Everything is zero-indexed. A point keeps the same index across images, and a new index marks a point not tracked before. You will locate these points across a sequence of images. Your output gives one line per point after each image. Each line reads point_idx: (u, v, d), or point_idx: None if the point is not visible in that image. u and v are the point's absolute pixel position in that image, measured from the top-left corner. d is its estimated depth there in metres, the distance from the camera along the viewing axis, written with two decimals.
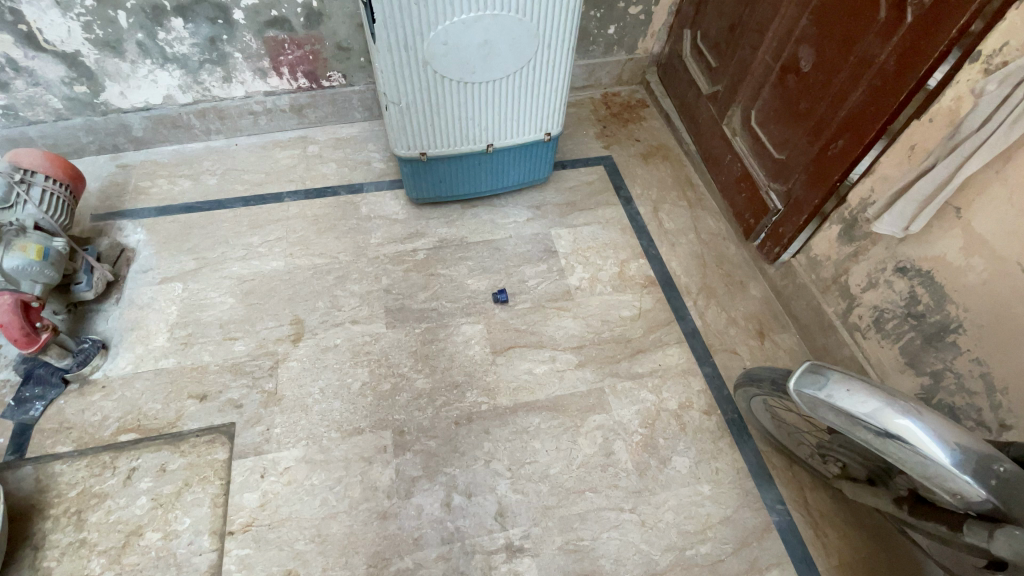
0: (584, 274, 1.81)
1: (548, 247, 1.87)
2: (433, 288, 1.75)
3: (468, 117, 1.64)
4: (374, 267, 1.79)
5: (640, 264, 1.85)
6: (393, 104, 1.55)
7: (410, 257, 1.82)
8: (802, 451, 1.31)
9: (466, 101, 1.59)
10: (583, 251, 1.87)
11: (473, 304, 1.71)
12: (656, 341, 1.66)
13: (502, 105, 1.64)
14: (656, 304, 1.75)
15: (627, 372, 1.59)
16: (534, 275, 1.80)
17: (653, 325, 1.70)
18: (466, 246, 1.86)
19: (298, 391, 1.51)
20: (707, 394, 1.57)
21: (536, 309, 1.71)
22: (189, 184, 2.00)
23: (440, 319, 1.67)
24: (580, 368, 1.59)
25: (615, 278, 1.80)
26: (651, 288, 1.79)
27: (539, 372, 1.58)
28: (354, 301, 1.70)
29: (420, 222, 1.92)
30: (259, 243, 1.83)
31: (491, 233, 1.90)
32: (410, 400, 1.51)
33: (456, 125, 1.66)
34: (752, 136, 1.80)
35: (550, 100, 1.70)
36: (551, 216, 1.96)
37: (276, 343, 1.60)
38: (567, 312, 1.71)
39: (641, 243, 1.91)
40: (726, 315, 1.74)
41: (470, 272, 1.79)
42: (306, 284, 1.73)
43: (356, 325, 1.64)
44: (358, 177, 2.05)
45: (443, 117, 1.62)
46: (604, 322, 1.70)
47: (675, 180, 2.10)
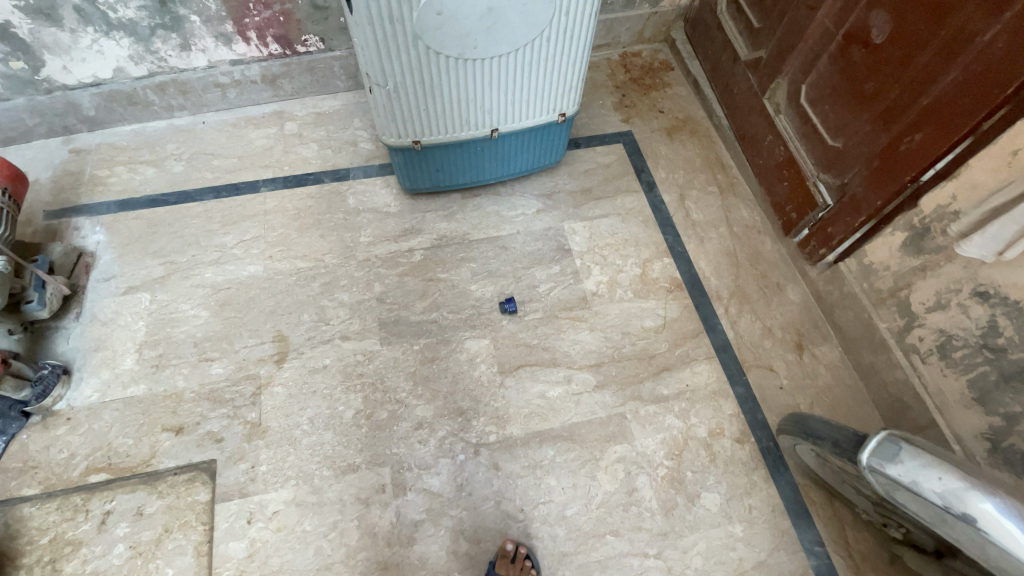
0: (601, 277, 1.61)
1: (560, 244, 1.66)
2: (431, 296, 1.55)
3: (474, 102, 1.39)
4: (364, 271, 1.58)
5: (664, 264, 1.64)
6: (381, 88, 1.30)
7: (404, 259, 1.61)
8: (852, 494, 1.19)
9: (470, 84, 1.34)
10: (600, 249, 1.66)
11: (477, 315, 1.52)
12: (682, 357, 1.49)
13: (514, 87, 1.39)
14: (682, 312, 1.56)
15: (650, 395, 1.43)
16: (544, 279, 1.60)
17: (679, 337, 1.52)
18: (468, 245, 1.65)
19: (284, 422, 1.36)
20: (739, 418, 1.42)
21: (547, 320, 1.53)
22: (152, 172, 1.77)
23: (440, 333, 1.49)
24: (598, 390, 1.43)
25: (636, 282, 1.61)
26: (677, 293, 1.59)
27: (553, 396, 1.41)
28: (344, 313, 1.51)
29: (415, 217, 1.69)
30: (233, 244, 1.62)
31: (495, 228, 1.68)
32: (408, 431, 1.35)
33: (459, 111, 1.41)
34: (800, 116, 1.56)
35: (570, 78, 1.44)
36: (563, 207, 1.73)
37: (257, 365, 1.43)
38: (582, 323, 1.53)
39: (665, 237, 1.70)
40: (760, 323, 1.56)
41: (473, 276, 1.59)
42: (289, 293, 1.54)
43: (347, 342, 1.46)
44: (342, 161, 1.80)
45: (443, 102, 1.37)
46: (624, 335, 1.51)
47: (703, 161, 1.87)
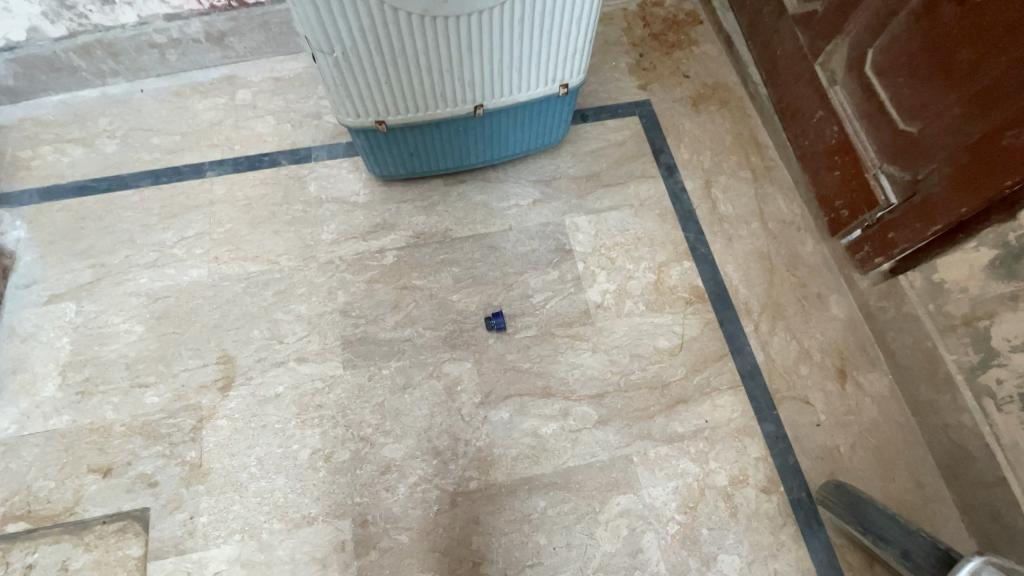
0: (608, 285, 1.34)
1: (560, 244, 1.39)
2: (405, 308, 1.30)
3: (465, 77, 1.13)
4: (325, 277, 1.33)
5: (684, 269, 1.38)
6: (350, 59, 1.02)
7: (373, 261, 1.34)
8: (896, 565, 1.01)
9: (463, 57, 1.08)
10: (607, 249, 1.39)
11: (458, 332, 1.28)
12: (702, 387, 1.25)
13: (516, 60, 1.12)
14: (703, 330, 1.31)
15: (662, 433, 1.20)
16: (539, 288, 1.33)
17: (699, 361, 1.28)
18: (449, 244, 1.38)
19: (229, 464, 1.16)
20: (767, 463, 1.20)
21: (542, 339, 1.28)
22: (82, 154, 1.51)
23: (413, 355, 1.26)
24: (600, 427, 1.20)
25: (651, 292, 1.34)
26: (699, 305, 1.34)
27: (546, 434, 1.19)
28: (302, 329, 1.28)
29: (386, 208, 1.41)
30: (173, 242, 1.39)
31: (483, 224, 1.40)
32: (373, 476, 1.15)
33: (449, 90, 1.15)
34: (863, 91, 1.28)
35: (586, 48, 1.18)
36: (564, 198, 1.45)
37: (199, 393, 1.22)
38: (583, 343, 1.28)
39: (686, 236, 1.42)
40: (795, 344, 1.32)
41: (455, 283, 1.33)
42: (236, 304, 1.31)
43: (303, 366, 1.24)
44: (303, 139, 1.52)
45: (428, 77, 1.11)
46: (633, 359, 1.27)
47: (734, 140, 1.59)
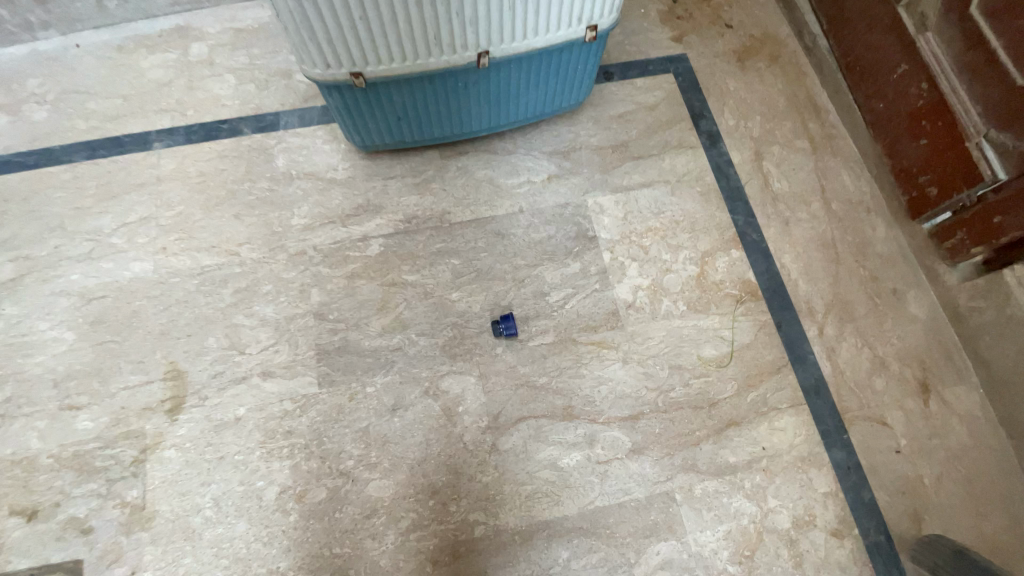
0: (641, 281, 1.10)
1: (581, 230, 1.14)
2: (393, 309, 1.06)
3: (465, 13, 0.87)
4: (296, 271, 1.08)
5: (732, 261, 1.14)
6: None
7: (353, 252, 1.10)
8: None
9: None
10: (639, 236, 1.14)
11: (459, 339, 1.05)
12: (757, 406, 1.03)
13: None
14: (757, 335, 1.08)
15: (709, 464, 0.98)
16: (557, 285, 1.10)
17: (752, 374, 1.05)
18: (447, 230, 1.13)
19: (179, 506, 0.94)
20: (837, 499, 0.99)
21: (561, 348, 1.04)
22: (5, 122, 1.26)
23: (405, 368, 1.02)
24: (634, 457, 0.97)
25: (693, 288, 1.10)
26: (752, 305, 1.10)
27: (568, 467, 0.97)
28: (267, 335, 1.04)
29: (369, 186, 1.16)
30: (111, 229, 1.15)
31: (487, 206, 1.15)
32: (356, 521, 0.93)
33: (445, 32, 0.89)
34: (966, 39, 1.03)
35: None
36: (585, 172, 1.20)
37: (142, 417, 1.00)
38: (611, 352, 1.05)
39: (733, 220, 1.18)
40: (867, 351, 1.09)
41: (454, 279, 1.09)
42: (186, 305, 1.07)
43: (269, 383, 1.00)
44: (269, 102, 1.26)
45: (416, 13, 0.85)
46: (673, 371, 1.04)
47: (788, 102, 1.33)
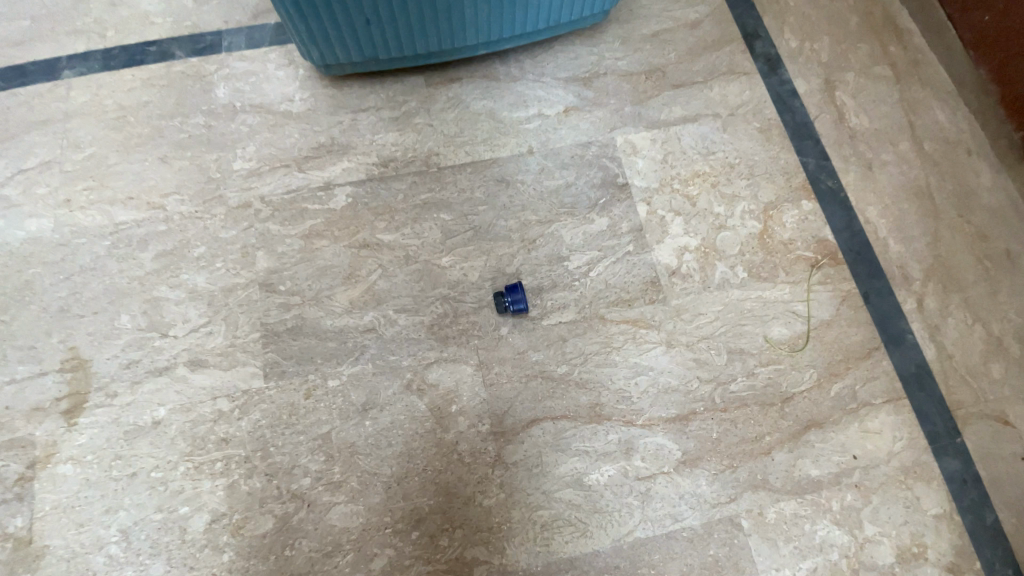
0: (688, 240, 0.85)
1: (608, 175, 0.88)
2: (364, 278, 0.81)
3: None
4: (238, 230, 0.83)
5: (802, 215, 0.88)
6: None
7: (313, 205, 0.84)
8: None
9: None
10: (683, 183, 0.88)
11: (452, 317, 0.79)
12: (843, 402, 0.78)
13: None
14: (838, 310, 0.83)
15: (785, 480, 0.74)
16: (579, 245, 0.84)
17: (835, 360, 0.80)
18: (434, 176, 0.87)
19: (78, 540, 0.70)
20: (952, 524, 0.75)
21: (586, 327, 0.80)
22: None
23: (379, 356, 0.77)
24: (686, 472, 0.73)
25: (754, 249, 0.85)
26: (830, 271, 0.85)
27: (597, 485, 0.72)
28: (197, 313, 0.78)
29: (334, 122, 0.90)
30: (3, 177, 0.89)
31: (487, 145, 0.89)
32: (315, 561, 0.69)
33: None
34: None
35: None
36: (612, 103, 0.93)
37: (32, 421, 0.75)
38: (651, 333, 0.79)
39: (801, 164, 0.92)
40: (981, 330, 0.84)
41: (444, 239, 0.83)
42: (94, 274, 0.81)
43: (197, 375, 0.75)
44: (208, 18, 0.99)
45: None
46: (734, 357, 0.79)
47: (864, 19, 1.06)
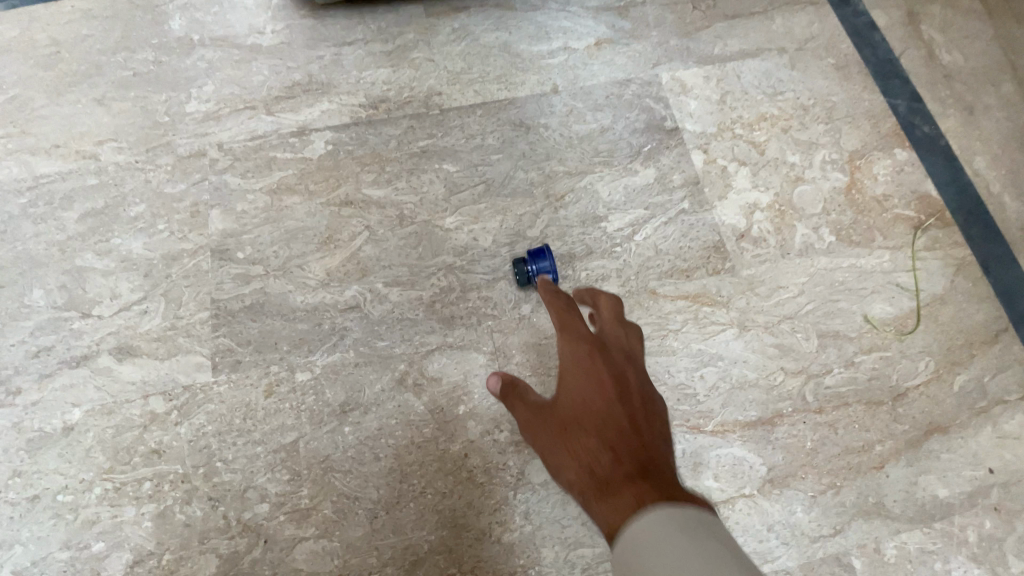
0: (757, 196, 0.67)
1: (653, 118, 0.70)
2: (345, 243, 0.63)
3: None
4: (189, 184, 0.65)
5: (897, 166, 0.70)
6: None
7: (284, 153, 0.67)
8: None
9: None
10: (746, 128, 0.71)
11: (458, 293, 0.61)
12: (971, 400, 0.60)
13: None
14: (954, 283, 0.65)
15: (905, 504, 0.56)
16: (619, 202, 0.66)
17: (955, 346, 0.62)
18: (436, 119, 0.69)
19: None
20: None
21: (632, 305, 0.62)
22: None
23: (363, 342, 0.59)
24: (773, 496, 0.56)
25: (842, 207, 0.67)
26: (939, 234, 0.67)
27: None
28: (131, 287, 0.61)
29: (312, 57, 0.73)
30: None
31: (500, 83, 0.72)
32: None
33: None
34: None
35: None
36: (654, 34, 0.75)
37: None
38: (718, 311, 0.61)
39: (889, 107, 0.74)
40: None
41: (448, 195, 0.66)
42: (4, 239, 0.63)
43: (126, 367, 0.57)
44: None
45: None
46: (825, 343, 0.61)
47: None
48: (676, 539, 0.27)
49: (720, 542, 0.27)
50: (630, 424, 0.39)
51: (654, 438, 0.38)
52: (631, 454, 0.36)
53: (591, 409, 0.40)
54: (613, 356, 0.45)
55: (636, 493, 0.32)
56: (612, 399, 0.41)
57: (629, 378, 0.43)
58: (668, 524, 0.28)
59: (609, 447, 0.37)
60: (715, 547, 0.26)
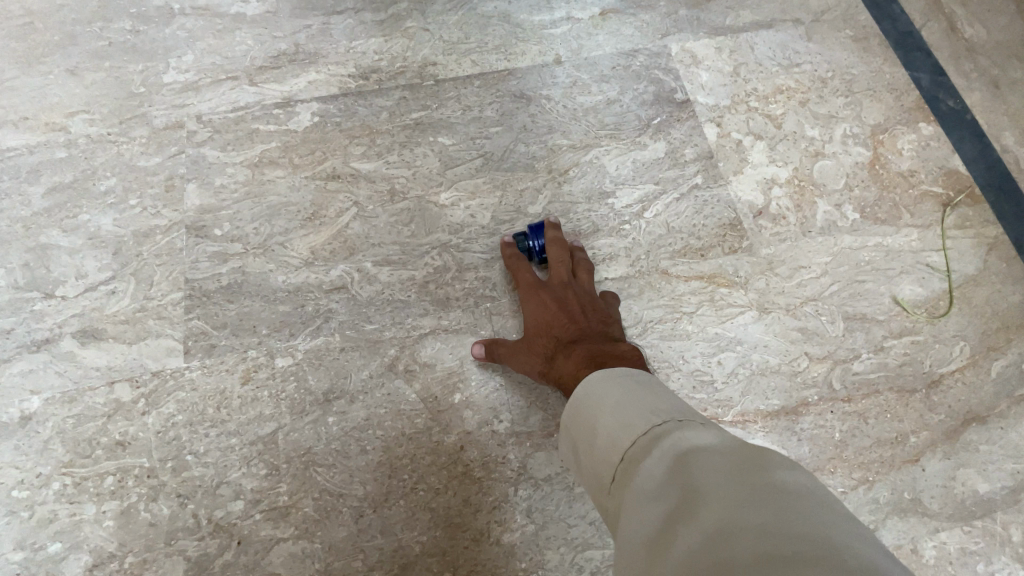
0: (775, 171, 0.62)
1: (662, 90, 0.66)
2: (331, 220, 0.58)
3: None
4: (165, 158, 0.61)
5: (923, 140, 0.66)
6: None
7: (267, 126, 0.62)
8: None
9: None
10: (762, 101, 0.66)
11: (453, 273, 0.57)
12: (1012, 388, 0.55)
13: None
14: (988, 263, 0.60)
15: (943, 501, 0.51)
16: (628, 177, 0.61)
17: (991, 330, 0.57)
18: (430, 91, 0.65)
19: None
20: None
21: (642, 286, 0.57)
22: None
23: (349, 325, 0.54)
24: None
25: (865, 183, 0.63)
26: (970, 211, 0.62)
27: None
28: (98, 266, 0.56)
29: (299, 26, 0.68)
30: None
31: (500, 52, 0.67)
32: None
33: None
34: None
35: None
36: (662, 3, 0.71)
37: None
38: (735, 293, 0.57)
39: (912, 80, 0.69)
40: None
41: (443, 169, 0.61)
42: None
43: (90, 351, 0.53)
44: None
45: None
46: (852, 326, 0.56)
47: None
48: (607, 391, 0.37)
49: (637, 382, 0.38)
50: (570, 321, 0.51)
51: (591, 326, 0.50)
52: (569, 335, 0.50)
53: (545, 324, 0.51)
54: (554, 287, 0.54)
55: (583, 370, 0.45)
56: (556, 310, 0.52)
57: (570, 297, 0.53)
58: (600, 381, 0.39)
59: (555, 341, 0.50)
60: (631, 386, 0.37)
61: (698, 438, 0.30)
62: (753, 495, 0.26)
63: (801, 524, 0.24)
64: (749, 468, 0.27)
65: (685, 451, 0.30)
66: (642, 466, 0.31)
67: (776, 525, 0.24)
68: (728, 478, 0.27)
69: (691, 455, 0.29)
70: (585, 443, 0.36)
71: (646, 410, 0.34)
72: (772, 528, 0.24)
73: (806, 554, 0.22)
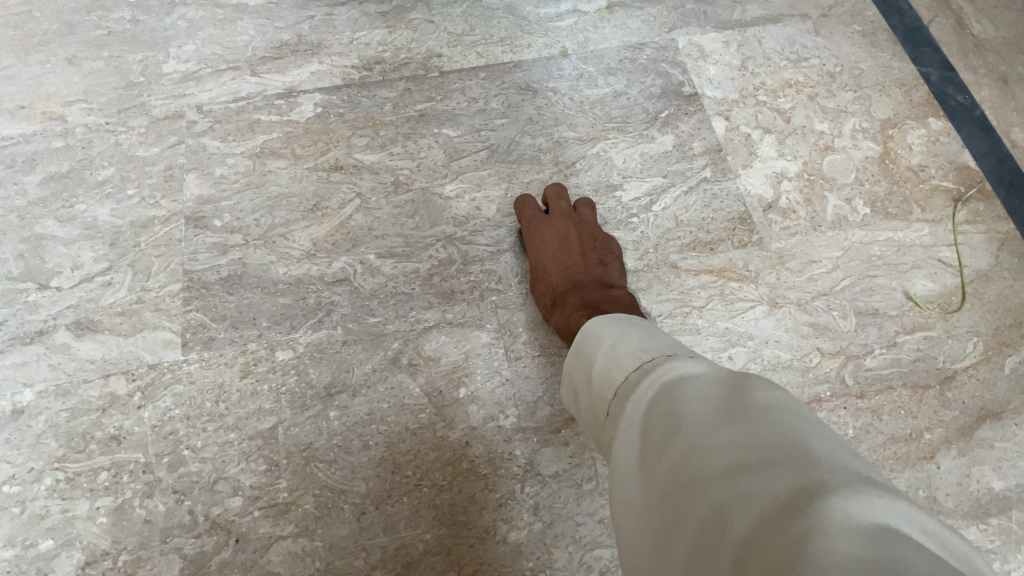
0: (784, 164, 0.62)
1: (670, 83, 0.65)
2: (334, 211, 0.57)
3: None
4: (164, 147, 0.60)
5: (933, 135, 0.65)
6: None
7: (268, 116, 0.61)
8: None
9: None
10: (770, 95, 0.66)
11: (459, 265, 0.56)
12: None
13: None
14: (1001, 258, 0.59)
15: (958, 499, 0.50)
16: (636, 170, 0.61)
17: (1004, 326, 0.56)
18: (435, 82, 0.64)
19: None
20: None
21: (650, 279, 0.56)
22: None
23: (352, 317, 0.53)
24: None
25: (875, 177, 0.62)
26: (981, 206, 0.61)
27: None
28: (95, 256, 0.55)
29: (302, 17, 0.67)
30: None
31: (505, 45, 0.66)
32: None
33: None
34: None
35: None
36: None
37: None
38: (744, 286, 0.56)
39: (920, 74, 0.69)
40: None
41: (448, 161, 0.60)
42: None
43: (86, 343, 0.51)
44: None
45: None
46: (863, 321, 0.55)
47: None
48: (602, 331, 0.37)
49: (631, 321, 0.38)
50: (570, 262, 0.53)
51: (589, 271, 0.53)
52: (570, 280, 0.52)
53: (548, 261, 0.53)
54: (557, 221, 0.55)
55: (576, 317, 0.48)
56: (560, 249, 0.53)
57: (573, 234, 0.54)
58: (597, 324, 0.38)
59: (556, 285, 0.52)
60: (625, 325, 0.37)
61: (685, 367, 0.31)
62: (734, 416, 0.27)
63: (774, 437, 0.25)
64: (735, 390, 0.28)
65: (672, 381, 0.30)
66: (633, 398, 0.32)
67: (749, 446, 0.25)
68: (712, 401, 0.28)
69: (679, 382, 0.30)
70: (581, 382, 0.37)
71: (635, 347, 0.34)
72: (749, 447, 0.25)
73: (779, 471, 0.24)
